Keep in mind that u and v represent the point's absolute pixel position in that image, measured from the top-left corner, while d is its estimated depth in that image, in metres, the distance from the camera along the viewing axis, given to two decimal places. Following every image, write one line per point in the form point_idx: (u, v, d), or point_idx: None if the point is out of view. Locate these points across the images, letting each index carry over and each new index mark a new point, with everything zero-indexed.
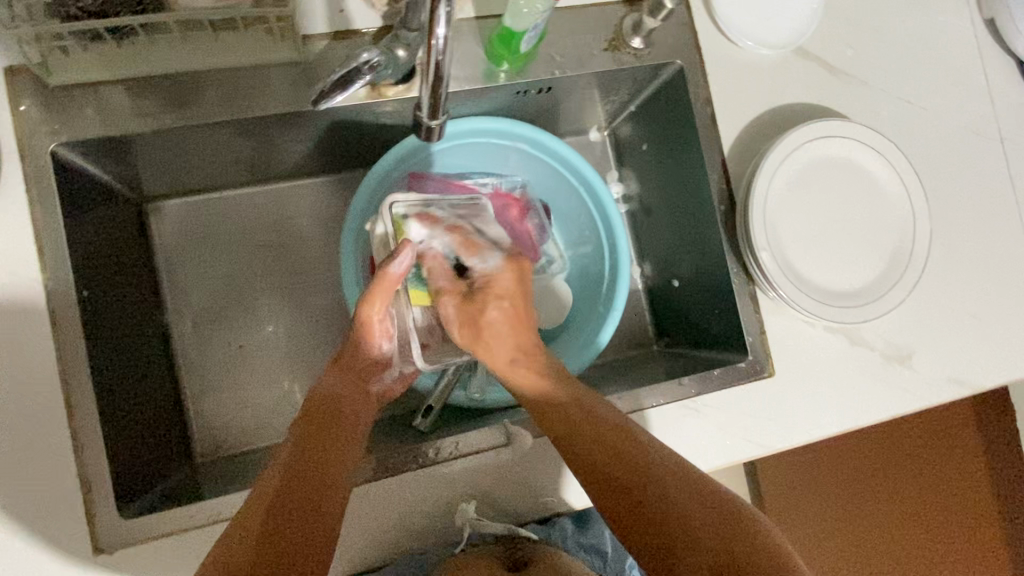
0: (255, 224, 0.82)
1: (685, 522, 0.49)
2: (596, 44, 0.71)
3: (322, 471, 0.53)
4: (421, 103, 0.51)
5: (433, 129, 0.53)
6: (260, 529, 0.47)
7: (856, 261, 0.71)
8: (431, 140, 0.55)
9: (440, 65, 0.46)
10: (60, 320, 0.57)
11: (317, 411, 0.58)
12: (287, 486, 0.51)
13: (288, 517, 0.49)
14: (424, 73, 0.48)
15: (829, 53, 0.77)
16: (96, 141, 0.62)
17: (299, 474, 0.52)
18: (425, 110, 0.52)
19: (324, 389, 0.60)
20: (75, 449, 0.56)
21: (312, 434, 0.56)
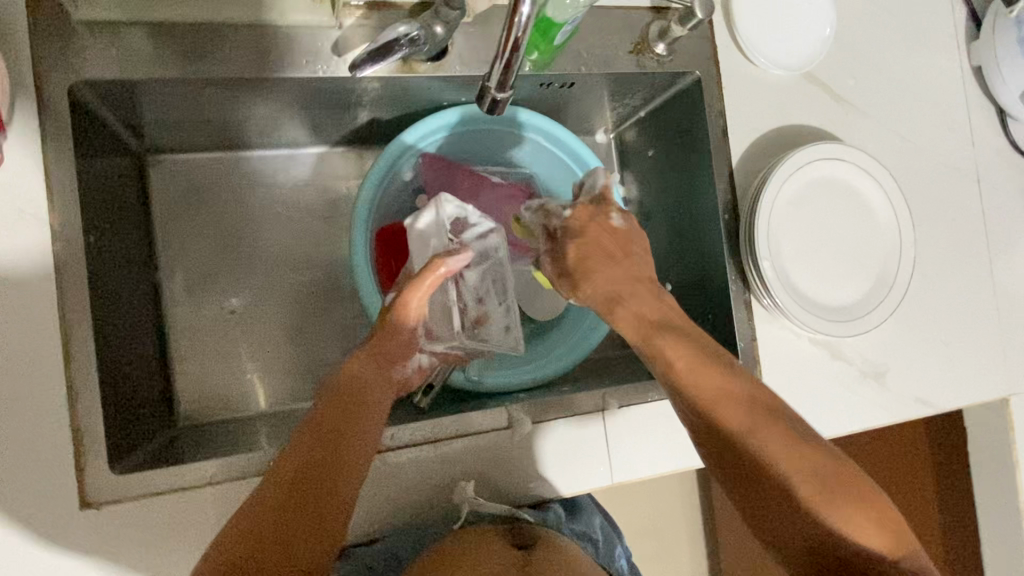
0: (259, 189, 0.81)
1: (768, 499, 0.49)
2: (621, 46, 0.73)
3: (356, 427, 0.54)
4: (490, 75, 0.55)
5: (500, 102, 0.57)
6: (291, 477, 0.49)
7: (844, 278, 0.75)
8: (496, 113, 0.59)
9: (520, 39, 0.51)
10: (63, 264, 0.56)
11: (360, 386, 0.57)
12: (323, 441, 0.52)
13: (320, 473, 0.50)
14: (501, 47, 0.52)
15: (833, 81, 0.81)
16: (110, 82, 0.59)
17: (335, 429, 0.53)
18: (492, 83, 0.56)
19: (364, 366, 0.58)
20: (69, 399, 0.55)
21: (346, 397, 0.56)
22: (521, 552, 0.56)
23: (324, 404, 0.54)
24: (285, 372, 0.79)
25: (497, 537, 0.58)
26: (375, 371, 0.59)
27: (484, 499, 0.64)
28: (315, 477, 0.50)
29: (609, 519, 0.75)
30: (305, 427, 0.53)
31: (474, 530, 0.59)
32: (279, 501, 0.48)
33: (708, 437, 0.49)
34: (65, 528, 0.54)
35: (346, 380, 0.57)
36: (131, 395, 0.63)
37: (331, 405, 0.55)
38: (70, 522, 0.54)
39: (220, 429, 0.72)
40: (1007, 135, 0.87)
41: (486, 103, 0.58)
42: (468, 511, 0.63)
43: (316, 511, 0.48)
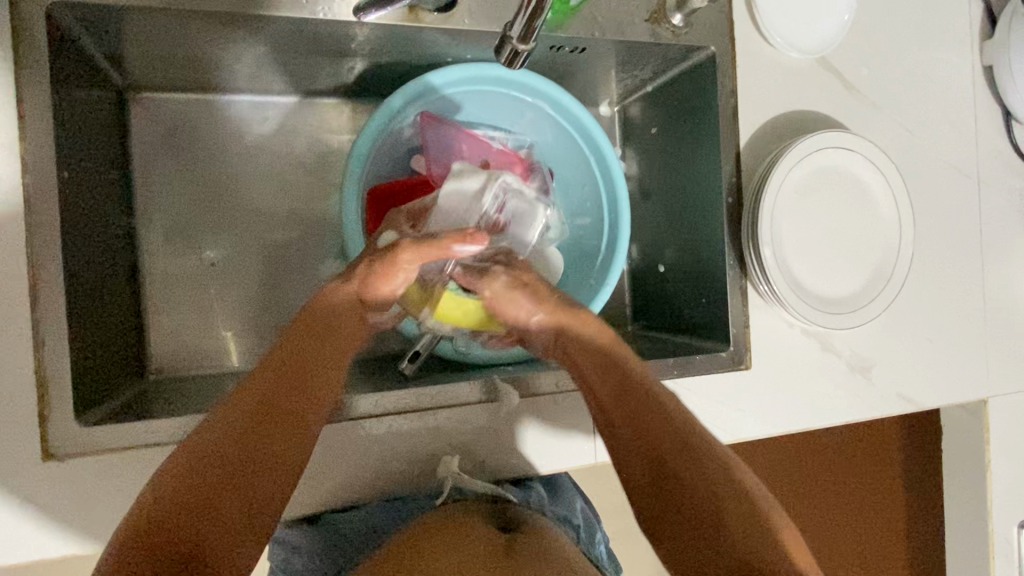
0: (244, 136, 0.76)
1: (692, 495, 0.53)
2: (638, 14, 0.70)
3: (314, 374, 0.55)
4: (512, 27, 0.53)
5: (520, 55, 0.55)
6: (245, 417, 0.50)
7: (841, 271, 0.74)
8: (513, 68, 0.57)
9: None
10: (34, 201, 0.52)
11: (313, 325, 0.57)
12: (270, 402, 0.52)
13: (270, 418, 0.51)
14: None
15: (846, 69, 0.79)
16: (91, 7, 0.55)
17: (290, 374, 0.54)
18: (514, 34, 0.54)
19: (330, 300, 0.59)
20: (36, 344, 0.52)
21: (302, 337, 0.56)
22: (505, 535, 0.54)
23: (280, 344, 0.56)
24: (262, 331, 0.76)
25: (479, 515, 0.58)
26: (346, 307, 0.59)
27: (466, 476, 0.63)
28: (268, 422, 0.51)
29: (589, 505, 0.74)
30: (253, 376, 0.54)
31: (453, 507, 0.59)
32: (226, 445, 0.49)
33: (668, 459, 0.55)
34: (26, 477, 0.52)
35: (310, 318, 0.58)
36: (101, 345, 0.60)
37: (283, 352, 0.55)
38: (32, 471, 0.52)
39: (193, 386, 0.70)
40: (1010, 137, 0.86)
41: (506, 55, 0.56)
42: (450, 488, 0.62)
43: (261, 459, 0.50)
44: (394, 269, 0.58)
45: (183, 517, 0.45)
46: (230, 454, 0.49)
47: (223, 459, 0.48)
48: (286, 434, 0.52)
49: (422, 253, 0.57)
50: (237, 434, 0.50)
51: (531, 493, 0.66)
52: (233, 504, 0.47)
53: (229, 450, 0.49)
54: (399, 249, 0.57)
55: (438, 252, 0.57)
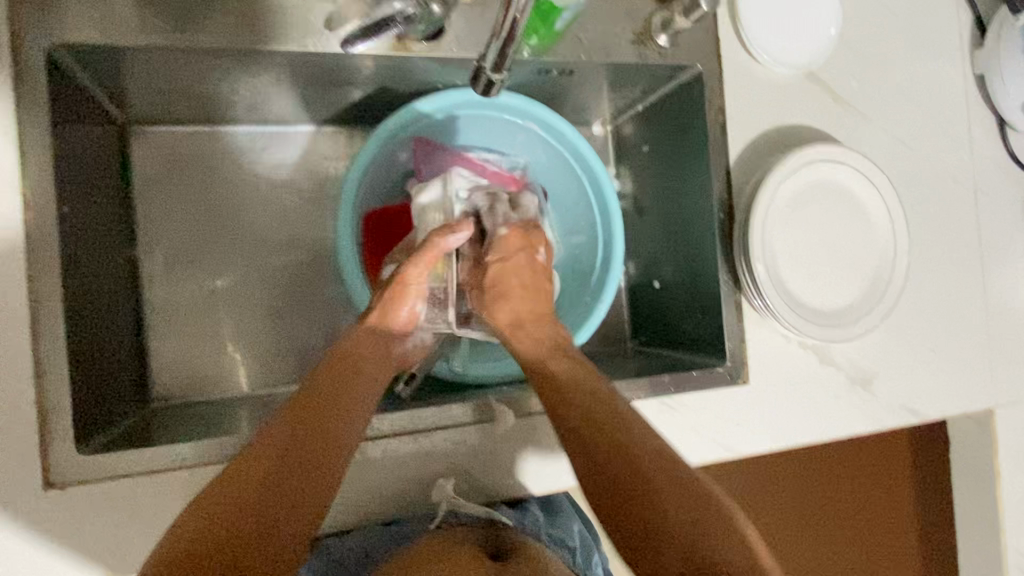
0: (243, 166, 0.78)
1: (660, 513, 0.50)
2: (623, 36, 0.71)
3: (348, 397, 0.57)
4: (486, 56, 0.54)
5: (494, 82, 0.57)
6: (282, 441, 0.52)
7: (837, 284, 0.74)
8: (489, 96, 0.59)
9: (517, 24, 0.50)
10: (35, 234, 0.54)
11: (345, 359, 0.60)
12: (314, 423, 0.54)
13: (304, 455, 0.52)
14: (498, 31, 0.51)
15: (835, 82, 0.79)
16: (90, 48, 0.57)
17: (317, 405, 0.55)
18: (487, 63, 0.55)
19: (349, 344, 0.61)
20: (36, 375, 0.53)
21: (334, 372, 0.58)
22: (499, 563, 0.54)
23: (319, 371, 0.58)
24: (261, 355, 0.77)
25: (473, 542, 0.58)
26: (368, 343, 0.62)
27: (463, 498, 0.64)
28: (302, 459, 0.51)
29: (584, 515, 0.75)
30: (287, 408, 0.55)
31: (449, 532, 0.59)
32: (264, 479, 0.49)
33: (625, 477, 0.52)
34: (28, 506, 0.53)
35: (340, 355, 0.60)
36: (103, 373, 0.61)
37: (327, 379, 0.57)
38: (33, 499, 0.53)
39: (195, 412, 0.71)
40: (1005, 145, 0.86)
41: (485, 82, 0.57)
42: (445, 512, 0.62)
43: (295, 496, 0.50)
44: (405, 291, 0.63)
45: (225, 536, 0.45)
46: (268, 492, 0.48)
47: (262, 495, 0.48)
48: (323, 455, 0.52)
49: (425, 260, 0.63)
50: (281, 452, 0.51)
51: (528, 515, 0.66)
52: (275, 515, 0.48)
53: (265, 468, 0.49)
54: (405, 273, 0.62)
55: (432, 252, 0.63)
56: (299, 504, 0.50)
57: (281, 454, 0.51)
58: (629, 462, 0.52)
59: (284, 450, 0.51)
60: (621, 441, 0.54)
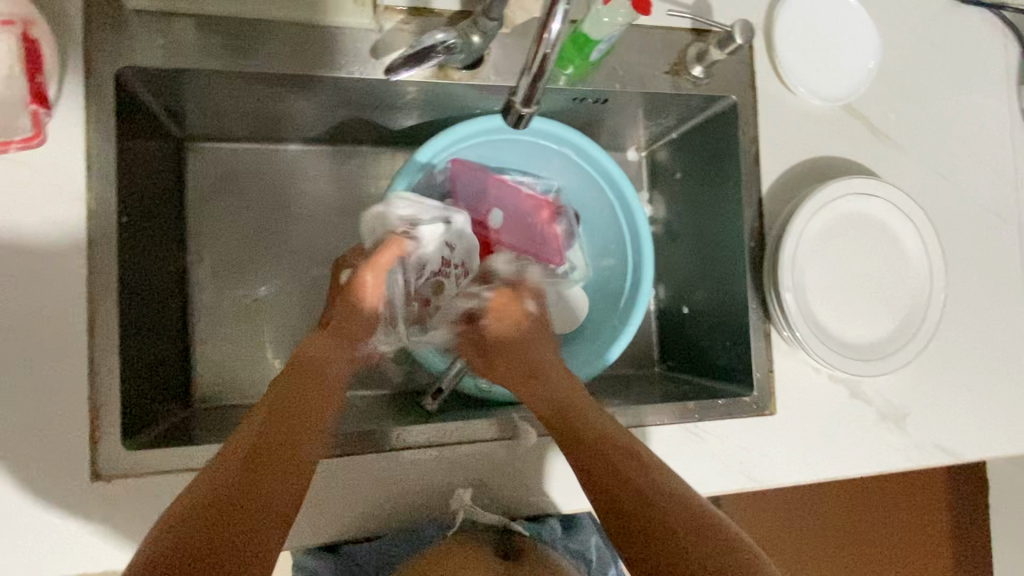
0: (291, 182, 0.82)
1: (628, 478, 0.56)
2: (659, 66, 0.73)
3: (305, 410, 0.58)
4: (517, 91, 0.57)
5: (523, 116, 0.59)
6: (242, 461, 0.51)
7: (869, 317, 0.73)
8: (518, 127, 0.61)
9: (547, 59, 0.52)
10: (98, 241, 0.58)
11: (302, 369, 0.62)
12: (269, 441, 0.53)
13: (269, 459, 0.52)
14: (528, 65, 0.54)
15: (874, 115, 0.79)
16: (154, 71, 0.62)
17: (278, 417, 0.56)
18: (518, 97, 0.58)
19: (310, 351, 0.64)
20: (90, 372, 0.56)
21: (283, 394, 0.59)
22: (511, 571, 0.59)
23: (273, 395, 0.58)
24: None
25: (487, 548, 0.61)
26: (329, 348, 0.66)
27: (480, 507, 0.65)
28: (269, 462, 0.52)
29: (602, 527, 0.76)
30: (249, 427, 0.54)
31: (465, 536, 0.62)
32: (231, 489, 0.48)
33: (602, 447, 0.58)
34: (76, 496, 0.56)
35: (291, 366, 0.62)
36: (151, 374, 0.65)
37: (280, 400, 0.58)
38: (81, 490, 0.56)
39: (232, 415, 0.74)
40: None
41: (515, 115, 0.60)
42: (461, 518, 0.64)
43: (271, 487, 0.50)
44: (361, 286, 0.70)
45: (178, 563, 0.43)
46: (235, 495, 0.48)
47: (232, 501, 0.48)
48: (287, 467, 0.52)
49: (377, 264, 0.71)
50: (237, 474, 0.49)
51: (544, 528, 0.69)
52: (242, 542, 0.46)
53: (218, 492, 0.48)
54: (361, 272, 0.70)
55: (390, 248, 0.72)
56: (271, 493, 0.50)
57: (241, 459, 0.51)
58: (606, 438, 0.59)
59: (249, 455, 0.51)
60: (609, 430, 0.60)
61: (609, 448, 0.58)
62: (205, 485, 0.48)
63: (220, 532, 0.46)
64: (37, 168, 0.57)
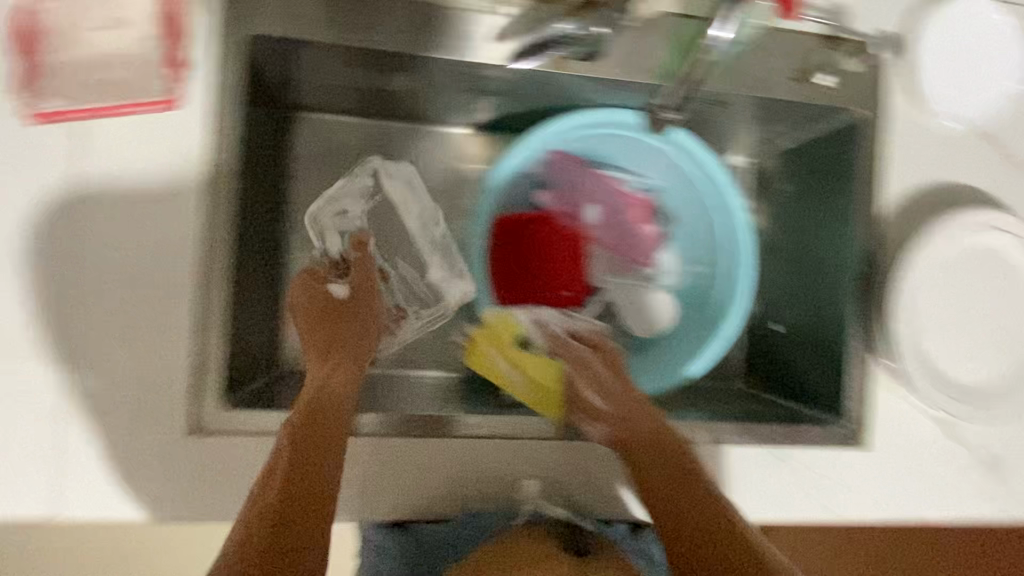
0: (390, 160, 0.83)
1: (690, 512, 0.56)
2: (781, 72, 0.70)
3: (325, 436, 0.54)
4: None
5: None
6: (267, 511, 0.49)
7: (982, 358, 0.68)
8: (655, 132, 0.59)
9: None
10: (212, 203, 0.60)
11: (309, 407, 0.56)
12: (294, 474, 0.51)
13: (298, 494, 0.50)
14: None
15: (1011, 142, 0.73)
16: (277, 40, 0.63)
17: (308, 441, 0.53)
18: None
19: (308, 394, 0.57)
20: (200, 328, 0.59)
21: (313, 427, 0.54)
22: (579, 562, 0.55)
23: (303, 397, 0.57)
24: None
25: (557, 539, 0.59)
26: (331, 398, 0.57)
27: (548, 503, 0.65)
28: (295, 492, 0.50)
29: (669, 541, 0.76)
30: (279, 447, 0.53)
31: (527, 525, 0.61)
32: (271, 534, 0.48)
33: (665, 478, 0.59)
34: (175, 444, 0.59)
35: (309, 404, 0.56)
36: (248, 336, 0.67)
37: (298, 443, 0.53)
38: (180, 439, 0.59)
39: None
40: None
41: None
42: (530, 511, 0.64)
43: (303, 522, 0.49)
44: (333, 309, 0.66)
45: None
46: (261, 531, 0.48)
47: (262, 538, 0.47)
48: (310, 500, 0.50)
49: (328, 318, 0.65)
50: (269, 528, 0.48)
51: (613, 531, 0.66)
52: None
53: (250, 556, 0.46)
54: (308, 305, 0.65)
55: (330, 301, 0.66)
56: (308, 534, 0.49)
57: (278, 485, 0.50)
58: (670, 462, 0.60)
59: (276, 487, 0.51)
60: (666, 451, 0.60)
61: (670, 473, 0.59)
62: (234, 554, 0.47)
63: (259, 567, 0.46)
64: (166, 129, 0.61)
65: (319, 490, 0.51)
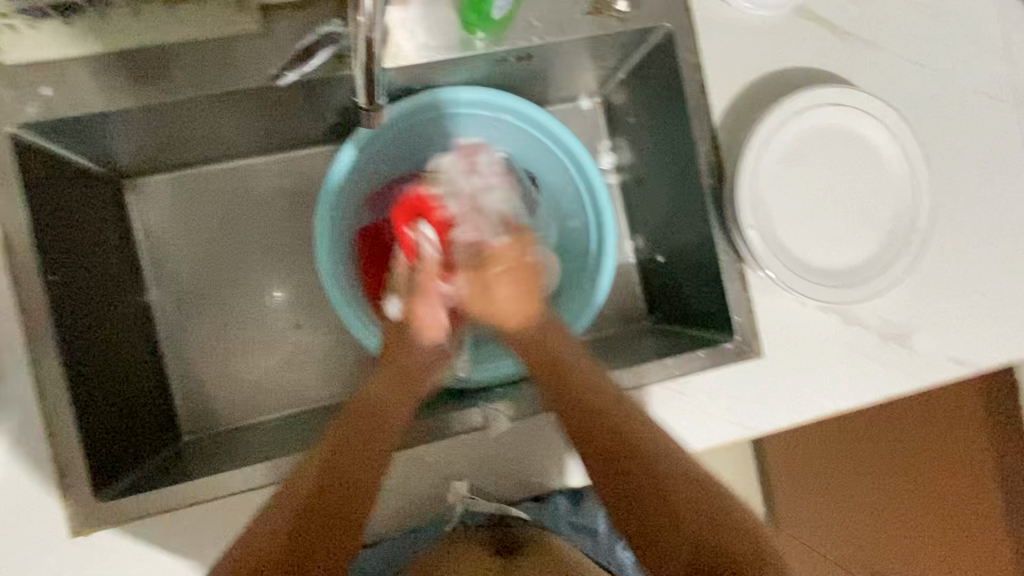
0: (238, 202, 0.81)
1: (674, 512, 0.55)
2: (577, 7, 0.67)
3: (358, 448, 0.58)
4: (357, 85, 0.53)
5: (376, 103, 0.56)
6: (294, 514, 0.54)
7: (849, 237, 0.68)
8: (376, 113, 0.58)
9: (370, 43, 0.47)
10: (29, 307, 0.58)
11: None
12: (311, 510, 0.55)
13: (323, 499, 0.55)
14: (357, 53, 0.49)
15: (832, 13, 0.71)
16: (61, 121, 0.60)
17: (317, 499, 0.55)
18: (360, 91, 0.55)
19: None
20: (49, 436, 0.57)
21: (331, 481, 0.56)
22: (507, 559, 0.62)
23: (325, 456, 0.57)
24: (281, 379, 0.80)
25: (482, 544, 0.65)
26: None
27: (479, 497, 0.68)
28: (329, 504, 0.55)
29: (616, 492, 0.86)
30: (298, 486, 0.56)
31: (465, 537, 0.65)
32: (347, 441, 0.58)
33: (640, 506, 0.56)
34: (62, 556, 0.57)
35: None
36: (130, 420, 0.67)
37: (341, 453, 0.58)
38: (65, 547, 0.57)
39: (221, 441, 0.75)
40: None
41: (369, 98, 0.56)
42: (461, 510, 0.67)
43: None
44: None
45: (328, 528, 0.54)
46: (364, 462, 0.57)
47: (367, 422, 0.60)
48: (337, 527, 0.54)
49: None
50: (298, 510, 0.54)
51: (547, 508, 0.71)
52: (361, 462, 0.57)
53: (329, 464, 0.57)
54: None
55: None
56: (361, 465, 0.57)
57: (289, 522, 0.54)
58: (657, 513, 0.56)
59: (382, 388, 0.62)
60: (636, 439, 0.58)
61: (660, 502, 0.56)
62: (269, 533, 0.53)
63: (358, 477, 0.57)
64: None
65: (344, 435, 0.59)
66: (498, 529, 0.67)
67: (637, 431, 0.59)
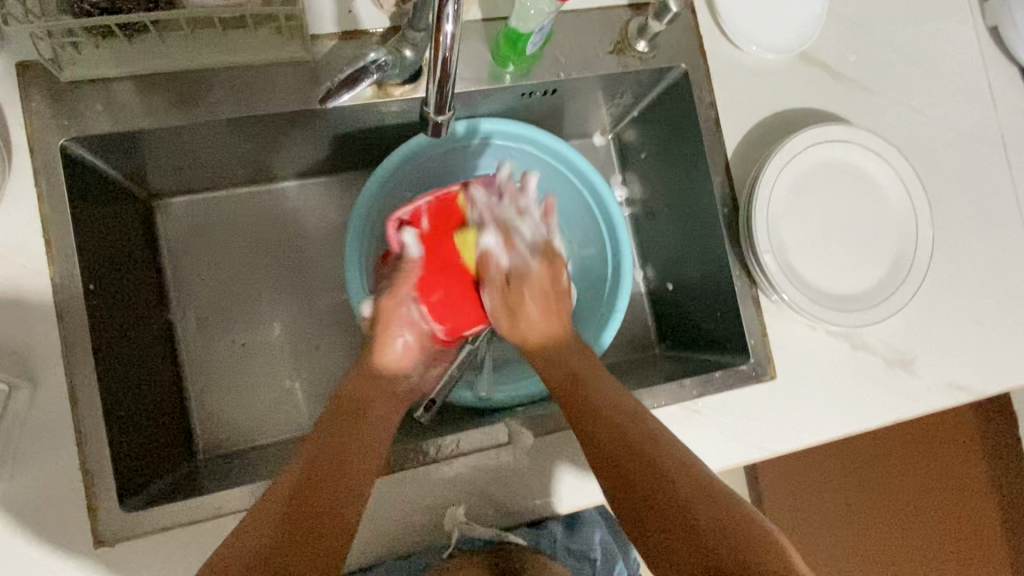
0: (262, 224, 0.83)
1: (679, 503, 0.51)
2: (601, 46, 0.72)
3: (349, 453, 0.57)
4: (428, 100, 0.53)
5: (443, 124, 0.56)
6: (281, 506, 0.52)
7: (854, 265, 0.71)
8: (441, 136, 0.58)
9: (447, 63, 0.49)
10: (66, 313, 0.58)
11: None
12: (293, 507, 0.52)
13: (315, 493, 0.53)
14: (431, 71, 0.50)
15: (833, 59, 0.76)
16: (104, 137, 0.62)
17: (307, 488, 0.53)
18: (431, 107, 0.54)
19: None
20: (78, 442, 0.57)
21: (318, 474, 0.55)
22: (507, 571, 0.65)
23: (308, 460, 0.56)
24: (297, 398, 0.80)
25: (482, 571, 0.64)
26: None
27: (476, 523, 0.65)
28: (317, 495, 0.53)
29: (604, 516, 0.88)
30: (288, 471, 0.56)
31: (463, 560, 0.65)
32: (333, 440, 0.58)
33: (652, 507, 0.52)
34: (81, 568, 0.56)
35: None
36: (150, 435, 0.66)
37: (324, 448, 0.57)
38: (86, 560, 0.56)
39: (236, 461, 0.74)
40: None
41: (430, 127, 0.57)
42: (459, 536, 0.65)
43: None
44: None
45: (307, 528, 0.51)
46: (347, 484, 0.55)
47: (339, 428, 0.59)
48: (328, 520, 0.52)
49: None
50: (280, 515, 0.51)
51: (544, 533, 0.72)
52: (349, 471, 0.56)
53: (315, 461, 0.56)
54: None
55: None
56: (352, 475, 0.56)
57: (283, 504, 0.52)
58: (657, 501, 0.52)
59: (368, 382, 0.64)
60: (635, 447, 0.55)
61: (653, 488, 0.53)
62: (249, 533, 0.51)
63: (347, 480, 0.55)
64: None
65: (340, 432, 0.59)
66: (494, 555, 0.66)
67: (640, 440, 0.56)
